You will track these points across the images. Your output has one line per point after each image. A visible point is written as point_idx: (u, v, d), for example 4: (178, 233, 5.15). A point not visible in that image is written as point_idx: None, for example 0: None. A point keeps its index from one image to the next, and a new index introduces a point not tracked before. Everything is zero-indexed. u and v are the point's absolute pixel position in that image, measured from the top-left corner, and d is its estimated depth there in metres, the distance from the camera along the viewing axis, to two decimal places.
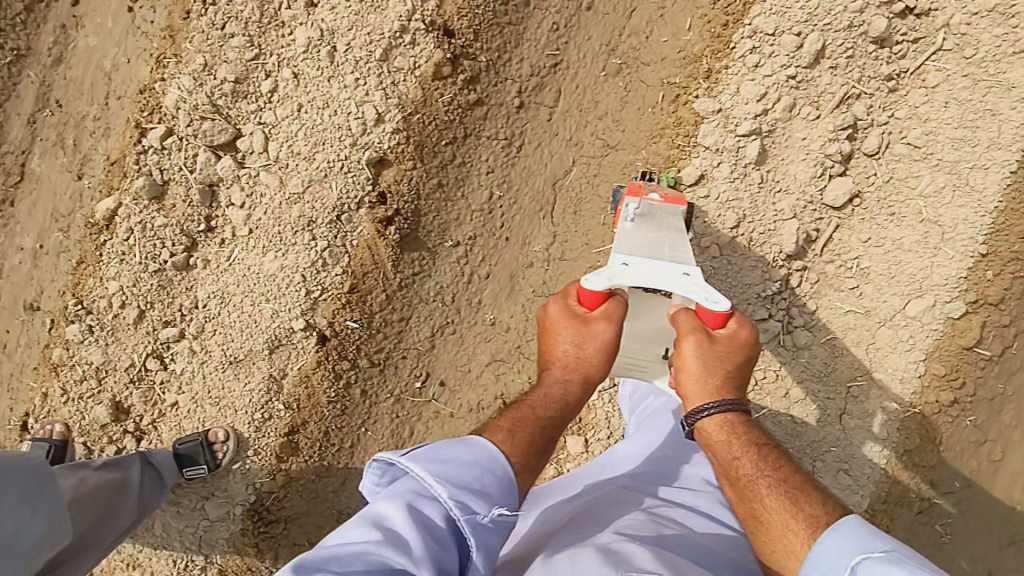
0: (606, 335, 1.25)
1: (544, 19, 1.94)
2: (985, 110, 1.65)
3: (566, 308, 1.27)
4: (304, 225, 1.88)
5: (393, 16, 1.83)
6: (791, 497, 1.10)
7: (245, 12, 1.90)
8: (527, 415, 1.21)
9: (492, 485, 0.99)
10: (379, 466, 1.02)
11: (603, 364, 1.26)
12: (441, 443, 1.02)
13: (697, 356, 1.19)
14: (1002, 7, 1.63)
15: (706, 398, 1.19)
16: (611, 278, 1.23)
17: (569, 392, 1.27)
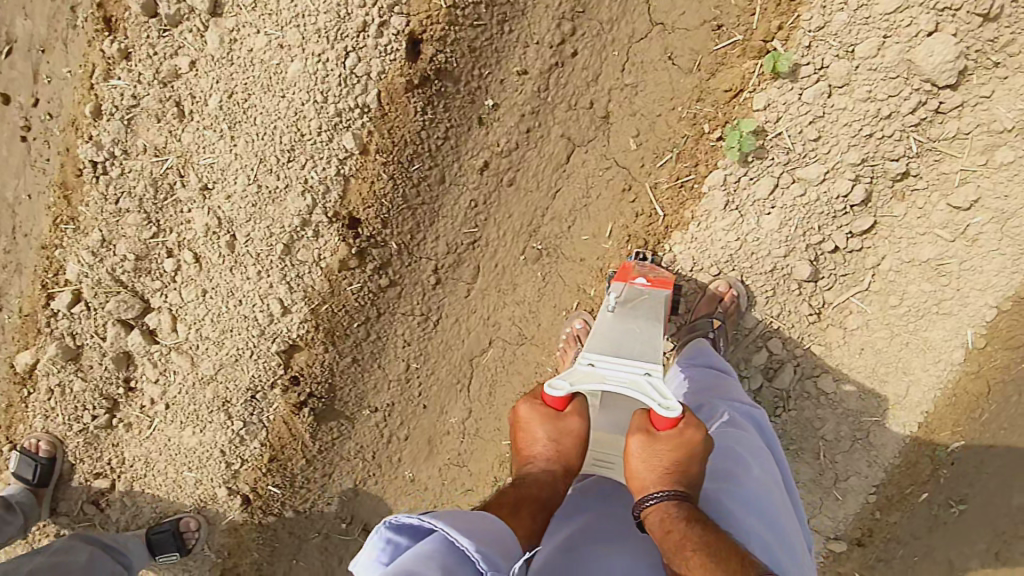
0: (581, 429, 1.15)
1: (461, 194, 1.80)
2: (898, 364, 1.63)
3: (539, 409, 1.17)
4: (219, 404, 1.90)
5: (293, 210, 1.72)
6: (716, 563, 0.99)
7: (138, 189, 1.77)
8: (518, 497, 1.13)
9: (513, 547, 0.98)
10: (386, 529, 0.93)
11: (583, 457, 1.16)
12: (452, 511, 0.98)
13: (639, 448, 1.09)
14: (934, 262, 1.56)
15: (646, 486, 1.08)
16: (573, 380, 1.14)
17: (555, 483, 1.16)
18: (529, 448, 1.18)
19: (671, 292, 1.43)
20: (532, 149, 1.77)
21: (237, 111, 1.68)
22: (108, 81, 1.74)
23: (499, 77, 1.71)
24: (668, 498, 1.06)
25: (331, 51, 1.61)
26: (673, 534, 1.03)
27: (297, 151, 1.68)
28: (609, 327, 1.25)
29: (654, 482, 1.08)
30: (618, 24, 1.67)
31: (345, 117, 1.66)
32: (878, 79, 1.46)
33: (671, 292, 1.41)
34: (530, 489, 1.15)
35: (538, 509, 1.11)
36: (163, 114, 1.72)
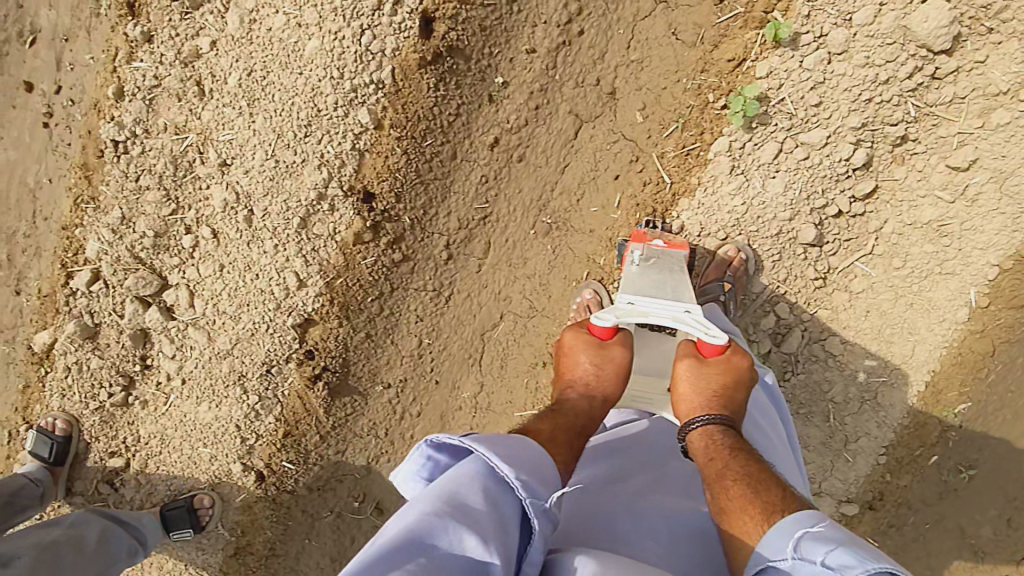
0: (622, 357, 1.35)
1: (473, 169, 1.85)
2: (903, 325, 1.66)
3: (585, 338, 1.37)
4: (235, 379, 1.93)
5: (310, 183, 1.77)
6: (756, 488, 1.07)
7: (159, 166, 1.82)
8: (556, 422, 1.24)
9: (553, 475, 1.00)
10: (429, 448, 1.00)
11: (620, 386, 1.34)
12: (492, 434, 1.00)
13: (692, 374, 1.29)
14: (935, 223, 1.60)
15: (696, 412, 1.25)
16: (618, 315, 1.32)
17: (593, 407, 1.31)
18: (571, 371, 1.36)
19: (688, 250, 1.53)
20: (542, 125, 1.82)
21: (256, 88, 1.74)
22: (130, 63, 1.80)
23: (509, 55, 1.77)
24: (714, 421, 1.22)
25: (348, 28, 1.67)
26: (717, 460, 1.15)
27: (313, 127, 1.73)
28: (640, 277, 1.39)
29: (702, 406, 1.25)
30: (623, 1, 1.73)
31: (359, 92, 1.71)
32: (876, 46, 1.52)
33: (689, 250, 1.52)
34: (570, 415, 1.27)
35: (574, 432, 1.22)
36: (185, 93, 1.78)
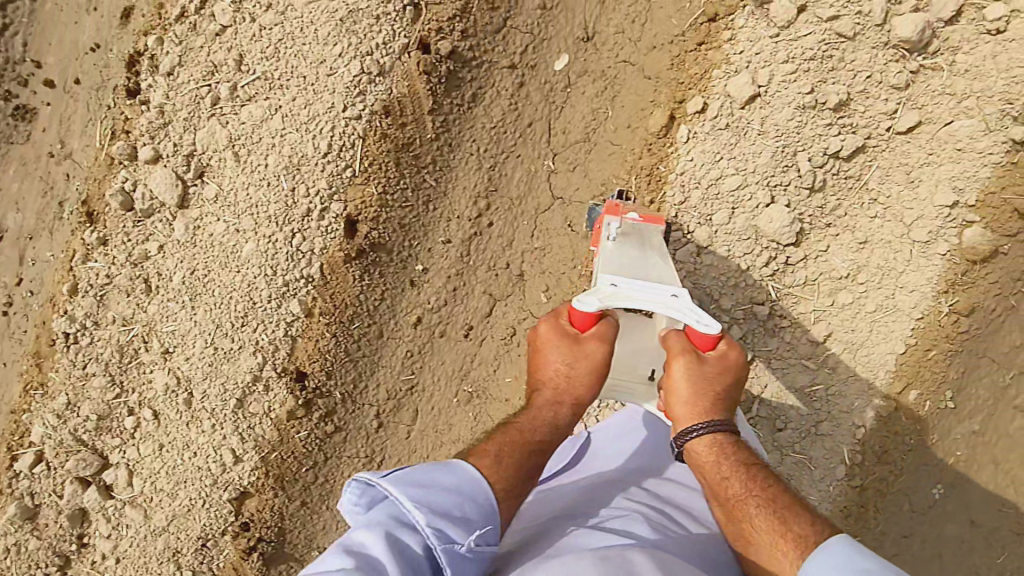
0: (599, 357, 1.29)
1: (397, 346, 2.05)
2: (791, 480, 1.84)
3: (560, 329, 1.32)
4: (170, 554, 2.01)
5: (246, 367, 1.93)
6: (781, 518, 1.16)
7: (104, 355, 1.98)
8: (514, 438, 1.25)
9: (472, 512, 1.03)
10: (354, 488, 1.03)
11: (592, 383, 1.31)
12: (420, 468, 1.05)
13: (686, 375, 1.25)
14: (807, 388, 1.80)
15: (694, 421, 1.28)
16: (603, 300, 1.26)
17: (560, 416, 1.32)
18: (544, 369, 1.33)
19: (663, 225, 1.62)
20: (459, 304, 2.04)
21: (197, 285, 1.93)
22: (85, 262, 2.00)
23: (427, 245, 2.01)
24: (717, 429, 1.27)
25: (280, 232, 1.89)
26: (731, 486, 1.24)
27: (249, 317, 1.92)
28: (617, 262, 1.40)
29: (703, 416, 1.28)
30: (526, 198, 2.00)
31: (290, 286, 1.92)
32: (735, 241, 1.77)
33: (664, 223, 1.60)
34: (528, 425, 1.29)
35: (533, 450, 1.24)
36: (132, 289, 1.96)
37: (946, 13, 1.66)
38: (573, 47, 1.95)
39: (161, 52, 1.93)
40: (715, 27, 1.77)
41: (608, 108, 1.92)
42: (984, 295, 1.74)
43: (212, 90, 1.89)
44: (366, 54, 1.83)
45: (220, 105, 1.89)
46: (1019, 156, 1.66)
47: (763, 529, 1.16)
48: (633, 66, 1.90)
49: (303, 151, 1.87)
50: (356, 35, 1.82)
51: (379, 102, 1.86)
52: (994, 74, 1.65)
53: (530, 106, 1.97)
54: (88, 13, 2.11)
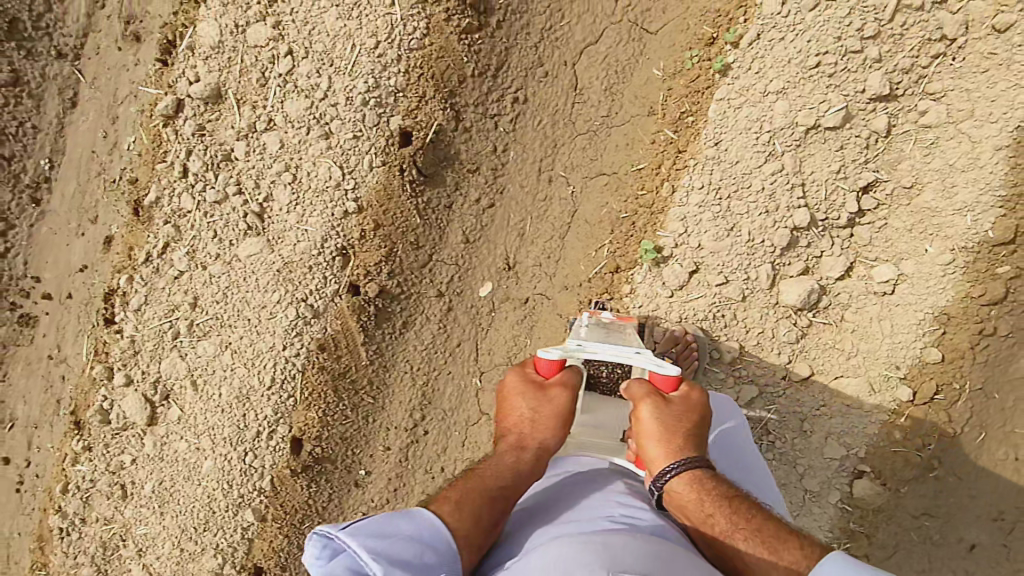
0: (562, 401, 1.31)
1: None
2: None
3: (527, 379, 1.36)
4: None
5: (207, 566, 2.13)
6: (771, 546, 1.15)
7: (91, 547, 2.23)
8: (475, 486, 1.24)
9: (432, 559, 1.06)
10: (316, 538, 1.04)
11: (555, 431, 1.31)
12: (379, 522, 1.07)
13: (659, 418, 1.23)
14: None
15: (673, 459, 1.21)
16: (566, 352, 1.32)
17: (522, 460, 1.30)
18: (511, 414, 1.35)
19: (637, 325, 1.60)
20: (400, 501, 2.20)
21: (164, 494, 2.15)
22: (73, 465, 2.24)
23: (369, 451, 2.18)
24: (693, 466, 1.22)
25: (234, 451, 2.10)
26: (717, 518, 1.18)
27: (209, 523, 2.12)
28: (592, 332, 1.46)
29: (675, 455, 1.22)
30: (457, 410, 2.16)
31: (244, 498, 2.11)
32: None
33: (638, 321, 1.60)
34: (488, 473, 1.27)
35: (492, 497, 1.22)
36: (111, 494, 2.21)
37: (835, 271, 1.77)
38: (496, 274, 2.09)
39: (132, 288, 2.17)
40: (618, 276, 1.92)
41: (526, 335, 2.08)
42: (886, 541, 1.78)
43: (173, 325, 2.12)
44: (301, 299, 2.03)
45: (180, 339, 2.12)
46: (909, 411, 1.75)
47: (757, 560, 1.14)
48: (549, 298, 2.05)
49: (251, 383, 2.07)
50: (291, 283, 2.03)
51: (315, 340, 2.06)
52: (879, 339, 1.76)
53: (458, 328, 2.13)
54: (76, 236, 2.33)
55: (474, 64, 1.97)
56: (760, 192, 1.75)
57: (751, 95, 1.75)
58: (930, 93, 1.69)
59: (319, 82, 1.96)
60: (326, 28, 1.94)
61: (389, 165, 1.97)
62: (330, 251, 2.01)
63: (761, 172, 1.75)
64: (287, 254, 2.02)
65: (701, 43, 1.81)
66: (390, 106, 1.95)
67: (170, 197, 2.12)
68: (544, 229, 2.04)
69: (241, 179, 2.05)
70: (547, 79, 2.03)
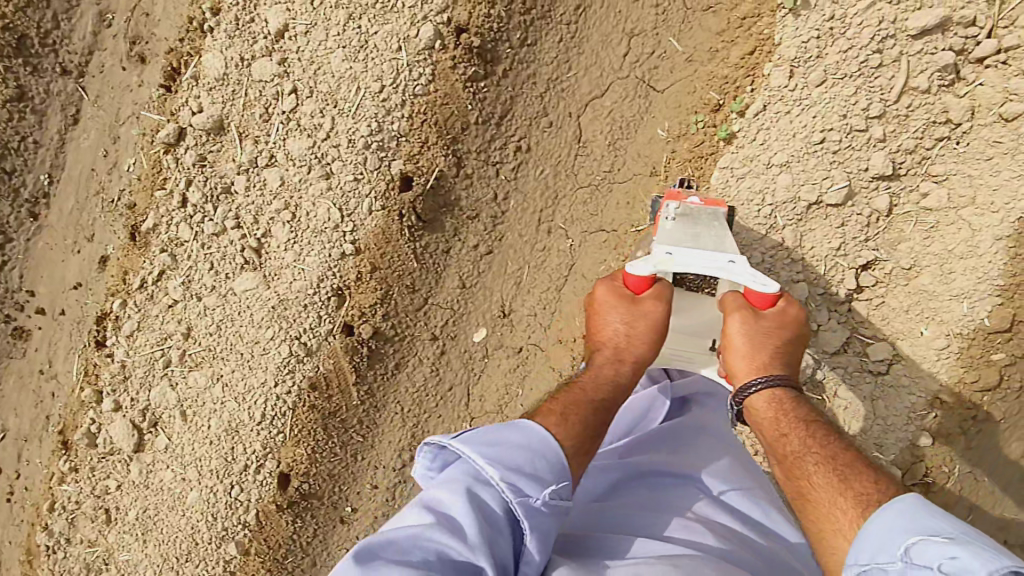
0: (655, 314, 1.50)
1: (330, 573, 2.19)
2: None
3: (619, 294, 1.53)
4: None
5: None
6: (841, 477, 1.19)
7: (75, 568, 2.24)
8: (577, 398, 1.36)
9: (544, 469, 1.10)
10: (430, 447, 1.13)
11: (647, 340, 1.50)
12: (492, 428, 1.13)
13: (742, 328, 1.44)
14: None
15: (755, 375, 1.41)
16: (658, 264, 1.49)
17: (620, 372, 1.48)
18: (603, 329, 1.53)
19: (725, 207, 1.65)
20: None
21: (148, 521, 2.15)
22: (61, 484, 2.25)
23: (357, 488, 2.18)
24: (776, 384, 1.40)
25: (220, 483, 2.10)
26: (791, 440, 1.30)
27: (192, 554, 2.13)
28: (683, 233, 1.55)
29: (757, 371, 1.41)
30: None
31: (228, 530, 2.11)
32: None
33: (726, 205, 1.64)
34: (588, 386, 1.42)
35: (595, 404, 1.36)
36: (96, 517, 2.21)
37: (830, 346, 1.76)
38: (491, 321, 2.09)
39: (124, 314, 2.16)
40: None
41: (518, 385, 2.07)
42: None
43: (164, 354, 2.11)
44: (294, 337, 2.02)
45: (171, 367, 2.11)
46: None
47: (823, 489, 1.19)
48: (542, 349, 2.05)
49: (240, 418, 2.07)
50: (285, 321, 2.02)
51: (306, 378, 2.05)
52: (871, 419, 1.74)
53: (451, 372, 2.13)
54: (72, 253, 2.32)
55: (479, 111, 1.96)
56: (759, 264, 1.75)
57: (754, 166, 1.74)
58: (932, 175, 1.69)
59: (322, 122, 1.94)
60: (332, 68, 1.93)
61: (389, 209, 1.96)
62: (325, 291, 2.00)
63: (761, 244, 1.75)
64: (282, 292, 2.01)
65: (706, 108, 1.83)
66: (391, 150, 1.94)
67: (168, 226, 2.10)
68: (541, 280, 2.04)
69: (240, 213, 2.04)
70: (551, 129, 2.01)
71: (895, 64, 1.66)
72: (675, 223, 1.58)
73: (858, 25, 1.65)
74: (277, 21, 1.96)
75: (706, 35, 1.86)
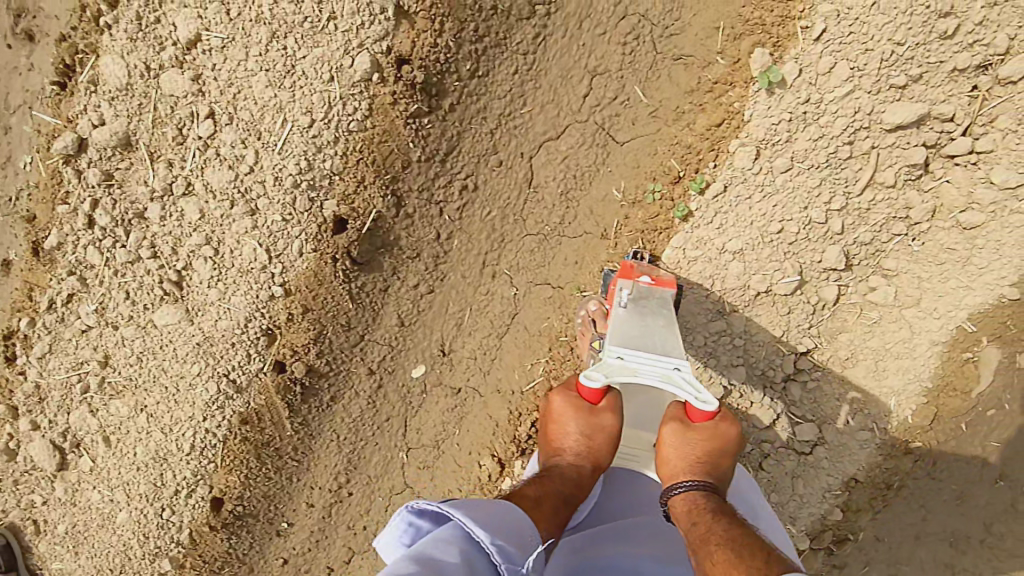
0: (611, 426, 1.33)
1: None
2: None
3: (574, 403, 1.35)
4: None
5: None
6: (739, 553, 1.08)
7: None
8: (546, 490, 1.28)
9: (528, 539, 1.04)
10: (408, 514, 1.00)
11: (606, 449, 1.35)
12: (474, 502, 1.06)
13: (675, 439, 1.29)
14: None
15: (682, 478, 1.28)
16: (607, 373, 1.25)
17: (582, 476, 1.34)
18: (561, 438, 1.37)
19: (675, 291, 1.46)
20: (321, 551, 2.24)
21: (79, 536, 2.14)
22: None
23: (292, 506, 2.18)
24: (698, 487, 1.27)
25: (150, 506, 2.07)
26: (699, 526, 1.18)
27: (126, 567, 2.14)
28: (634, 330, 1.31)
29: (684, 471, 1.29)
30: (381, 478, 2.17)
31: (161, 549, 2.11)
32: None
33: (676, 290, 1.46)
34: (555, 481, 1.31)
35: (560, 503, 1.25)
36: (23, 528, 2.17)
37: (762, 421, 1.77)
38: (430, 359, 2.03)
39: (33, 334, 1.97)
40: None
41: (455, 425, 2.07)
42: None
43: (82, 379, 2.00)
44: (222, 374, 1.93)
45: (90, 394, 2.01)
46: (805, 553, 1.87)
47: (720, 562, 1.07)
48: (480, 393, 2.03)
49: (168, 447, 2.01)
50: (212, 357, 1.92)
51: (236, 414, 1.98)
52: (790, 494, 1.81)
53: (388, 404, 2.08)
54: None
55: (421, 149, 1.76)
56: (700, 346, 1.74)
57: (705, 248, 1.70)
58: (884, 269, 1.69)
59: (244, 154, 1.74)
60: (254, 93, 1.70)
61: (321, 252, 1.82)
62: (254, 331, 1.88)
63: (705, 328, 1.73)
64: (207, 329, 1.89)
65: (666, 178, 1.74)
66: (323, 189, 1.76)
67: (73, 245, 1.88)
68: (483, 325, 1.98)
69: (156, 242, 1.85)
70: (500, 169, 1.83)
71: (864, 156, 1.58)
72: (626, 318, 1.34)
73: (833, 114, 1.55)
74: (188, 28, 1.67)
75: (674, 91, 1.73)
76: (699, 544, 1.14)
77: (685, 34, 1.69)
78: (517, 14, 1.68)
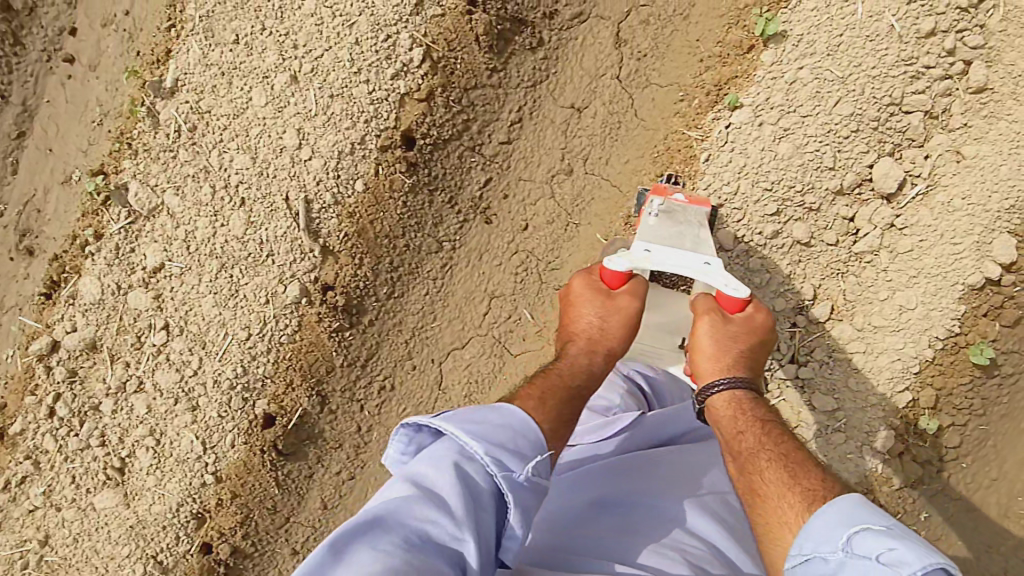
0: (631, 307, 1.38)
1: None
2: None
3: (595, 287, 1.41)
4: None
5: None
6: (788, 470, 1.14)
7: None
8: (552, 382, 1.26)
9: (526, 447, 0.99)
10: (406, 430, 1.00)
11: (622, 336, 1.38)
12: (470, 410, 1.02)
13: (712, 332, 1.34)
14: None
15: (718, 375, 1.32)
16: (632, 262, 1.37)
17: (594, 363, 1.35)
18: (578, 320, 1.40)
19: (711, 207, 1.47)
20: None
21: None
22: None
23: None
24: (737, 386, 1.31)
25: None
26: (745, 435, 1.23)
27: None
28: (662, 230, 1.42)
29: (723, 371, 1.33)
30: None
31: None
32: None
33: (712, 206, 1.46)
34: (568, 372, 1.31)
35: (575, 396, 1.24)
36: None
37: None
38: None
39: None
40: None
41: None
42: None
43: (21, 556, 2.14)
44: (150, 555, 2.09)
45: (26, 571, 2.15)
46: None
47: (771, 484, 1.12)
48: None
49: None
50: (143, 539, 2.09)
51: None
52: None
53: None
54: None
55: (344, 356, 2.05)
56: None
57: None
58: None
59: (190, 360, 2.04)
60: (202, 310, 2.02)
61: (250, 444, 2.06)
62: (184, 515, 2.07)
63: None
64: (142, 512, 2.09)
65: None
66: (256, 391, 2.04)
67: (33, 432, 2.11)
68: None
69: (106, 431, 2.09)
70: (414, 371, 2.11)
71: None
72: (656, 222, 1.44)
73: None
74: (154, 259, 2.03)
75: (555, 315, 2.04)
76: (746, 463, 1.19)
77: (564, 268, 2.03)
78: (426, 250, 2.04)
